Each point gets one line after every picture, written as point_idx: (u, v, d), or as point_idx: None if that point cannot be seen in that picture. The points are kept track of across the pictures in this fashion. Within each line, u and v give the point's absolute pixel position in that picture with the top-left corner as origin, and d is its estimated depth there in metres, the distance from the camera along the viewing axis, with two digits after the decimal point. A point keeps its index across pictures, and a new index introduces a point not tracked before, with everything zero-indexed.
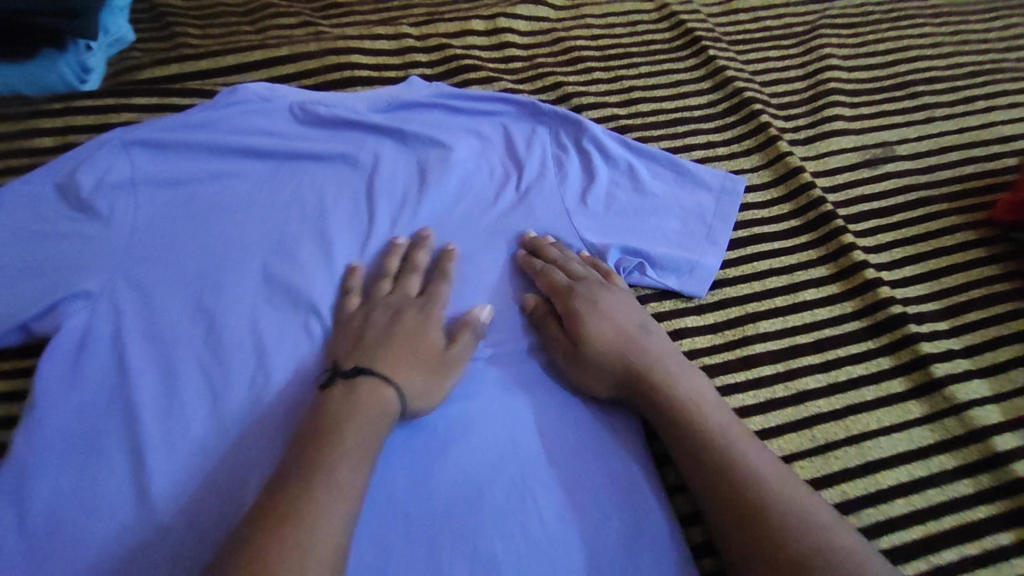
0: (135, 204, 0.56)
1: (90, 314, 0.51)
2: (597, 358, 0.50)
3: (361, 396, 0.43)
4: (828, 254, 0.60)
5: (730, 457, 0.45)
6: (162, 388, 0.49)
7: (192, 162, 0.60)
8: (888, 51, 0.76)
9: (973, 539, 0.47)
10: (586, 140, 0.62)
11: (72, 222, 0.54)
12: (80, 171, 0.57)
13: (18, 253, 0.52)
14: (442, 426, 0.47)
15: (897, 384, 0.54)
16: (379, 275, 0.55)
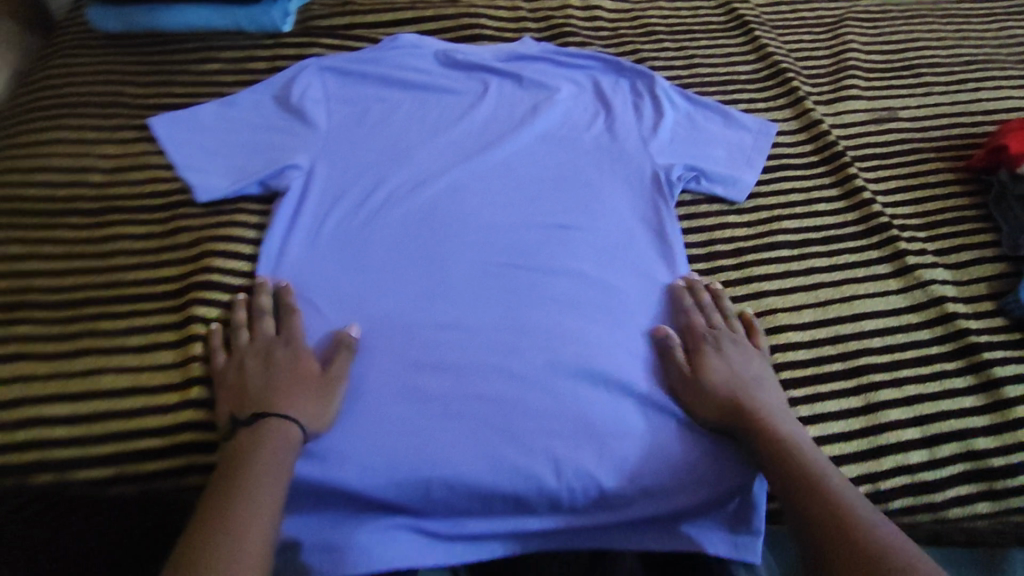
0: (329, 112, 0.76)
1: (303, 179, 0.70)
2: (715, 385, 0.58)
3: (264, 434, 0.51)
4: (838, 180, 0.77)
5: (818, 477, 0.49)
6: (358, 233, 0.68)
7: (366, 87, 0.80)
8: (901, 41, 0.95)
9: (926, 365, 0.63)
10: (658, 89, 0.81)
11: (288, 119, 0.75)
12: (289, 86, 0.78)
13: (260, 139, 0.73)
14: (559, 270, 0.66)
15: (882, 268, 0.70)
16: (504, 169, 0.74)
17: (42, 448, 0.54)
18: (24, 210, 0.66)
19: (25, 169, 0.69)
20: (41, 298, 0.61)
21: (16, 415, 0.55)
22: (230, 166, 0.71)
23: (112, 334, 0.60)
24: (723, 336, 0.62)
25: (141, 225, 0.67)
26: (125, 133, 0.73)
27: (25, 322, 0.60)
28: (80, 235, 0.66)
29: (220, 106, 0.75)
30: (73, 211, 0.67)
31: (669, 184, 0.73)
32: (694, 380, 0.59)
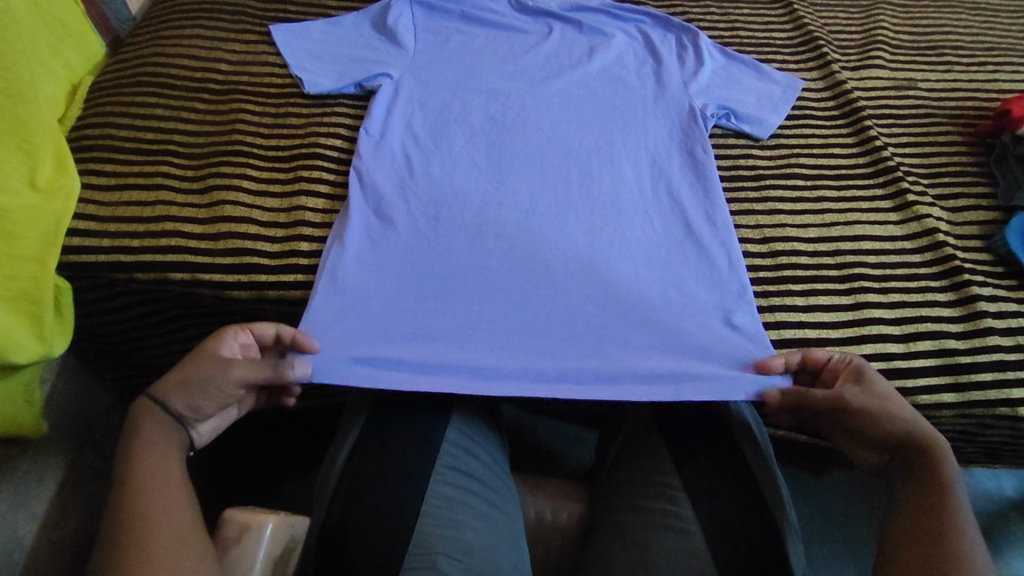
0: (416, 38, 0.89)
1: (392, 87, 0.83)
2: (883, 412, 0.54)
3: (146, 421, 0.50)
4: (855, 130, 0.87)
5: (948, 516, 0.47)
6: (436, 134, 0.80)
7: (447, 21, 0.92)
8: (929, 26, 1.03)
9: (913, 282, 0.73)
10: (701, 42, 0.92)
11: (381, 40, 0.88)
12: (384, 13, 0.91)
13: (358, 51, 0.86)
14: (603, 180, 0.78)
15: (886, 204, 0.79)
16: (562, 97, 0.86)
17: (177, 256, 0.66)
18: (167, 84, 0.81)
19: (170, 55, 0.84)
20: (178, 149, 0.74)
21: (156, 228, 0.67)
22: (330, 68, 0.84)
23: (233, 178, 0.72)
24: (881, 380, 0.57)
25: (259, 105, 0.80)
26: (249, 37, 0.88)
27: (165, 164, 0.73)
28: (209, 106, 0.79)
29: (327, 24, 0.89)
30: (206, 89, 0.81)
31: (702, 118, 0.84)
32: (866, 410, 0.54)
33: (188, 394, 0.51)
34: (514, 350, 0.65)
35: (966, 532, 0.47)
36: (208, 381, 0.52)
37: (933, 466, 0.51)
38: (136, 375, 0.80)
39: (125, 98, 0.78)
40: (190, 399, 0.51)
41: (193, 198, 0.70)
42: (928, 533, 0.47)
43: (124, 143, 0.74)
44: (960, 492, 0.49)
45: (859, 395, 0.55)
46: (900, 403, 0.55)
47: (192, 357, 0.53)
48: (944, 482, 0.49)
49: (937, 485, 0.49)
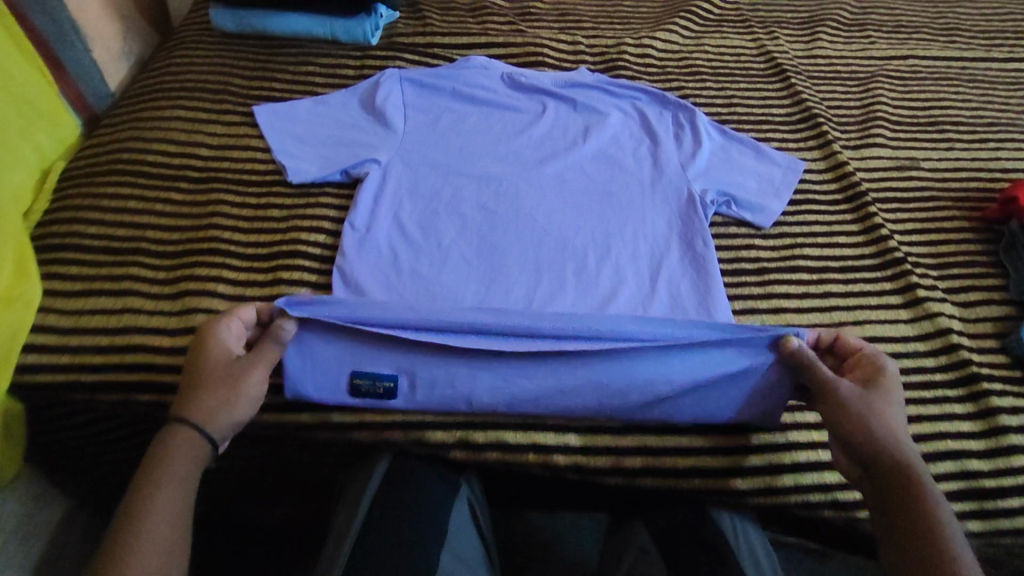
0: (406, 118, 0.86)
1: (379, 173, 0.80)
2: (872, 425, 0.53)
3: (175, 442, 0.51)
4: (860, 217, 0.84)
5: (937, 540, 0.48)
6: (424, 225, 0.76)
7: (438, 100, 0.89)
8: (928, 100, 1.01)
9: (929, 388, 0.68)
10: (698, 121, 0.90)
11: (370, 121, 0.85)
12: (374, 91, 0.88)
13: (346, 134, 0.83)
14: (599, 274, 0.74)
15: (896, 299, 0.76)
16: (558, 183, 0.83)
17: (142, 374, 0.61)
18: (143, 171, 0.77)
19: (147, 138, 0.80)
20: (149, 247, 0.70)
21: (122, 341, 0.62)
22: (317, 152, 0.80)
23: (208, 280, 0.67)
24: (887, 386, 0.57)
25: (239, 195, 0.76)
26: (231, 117, 0.84)
27: (136, 264, 0.68)
28: (186, 197, 0.75)
29: (314, 102, 0.86)
30: (183, 177, 0.77)
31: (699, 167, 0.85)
32: (851, 419, 0.54)
33: (222, 410, 0.53)
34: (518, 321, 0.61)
35: (955, 558, 0.47)
36: (234, 391, 0.54)
37: (917, 488, 0.50)
38: (97, 486, 0.74)
39: (97, 188, 0.74)
40: (229, 412, 0.54)
41: (165, 304, 0.65)
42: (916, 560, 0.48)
43: (92, 240, 0.70)
44: (946, 517, 0.49)
45: (852, 402, 0.55)
46: (892, 415, 0.54)
47: (207, 371, 0.55)
48: (931, 505, 0.49)
49: (926, 507, 0.50)
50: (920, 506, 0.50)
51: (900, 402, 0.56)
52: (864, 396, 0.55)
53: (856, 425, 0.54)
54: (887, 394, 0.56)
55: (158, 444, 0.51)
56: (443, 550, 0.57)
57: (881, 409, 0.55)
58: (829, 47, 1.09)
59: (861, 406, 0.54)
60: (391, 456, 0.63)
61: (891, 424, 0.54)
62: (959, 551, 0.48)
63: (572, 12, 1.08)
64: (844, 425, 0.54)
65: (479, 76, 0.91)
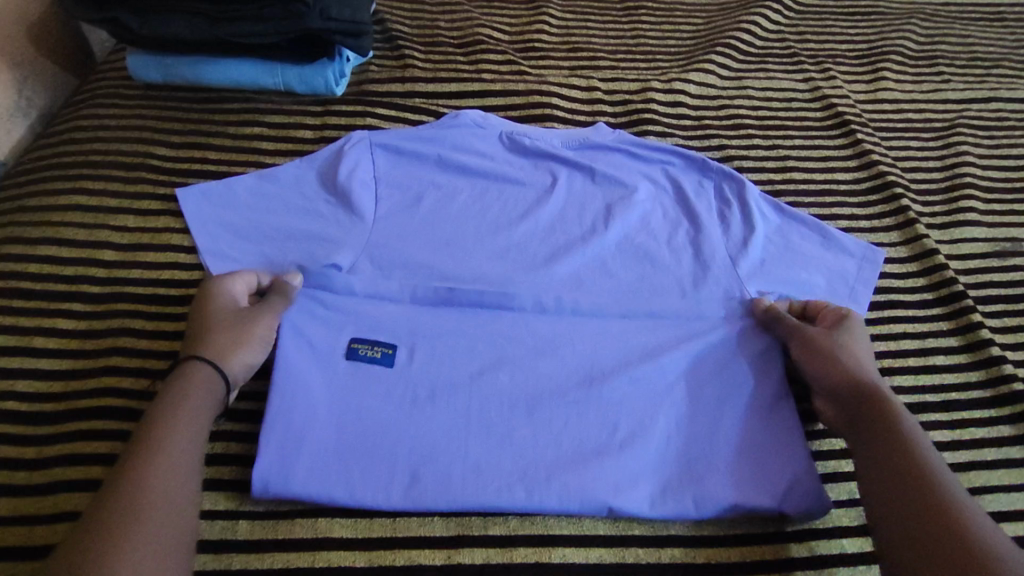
0: (378, 199, 0.66)
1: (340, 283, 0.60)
2: (838, 360, 0.54)
3: (190, 383, 0.48)
4: (956, 327, 0.67)
5: (910, 449, 0.47)
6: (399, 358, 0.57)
7: (419, 171, 0.70)
8: (1022, 157, 0.83)
9: None
10: (749, 198, 0.71)
11: (329, 205, 0.66)
12: (335, 162, 0.68)
13: (300, 225, 0.64)
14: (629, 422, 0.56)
15: (1017, 451, 0.59)
16: (574, 286, 0.64)
17: None
18: (23, 290, 0.59)
19: (35, 238, 0.62)
20: (25, 407, 0.53)
21: None
22: (261, 255, 0.62)
23: (95, 462, 0.50)
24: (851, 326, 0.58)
25: (153, 321, 0.58)
26: (147, 203, 0.66)
27: (1, 439, 0.51)
28: (75, 326, 0.58)
29: (257, 178, 0.66)
30: (77, 296, 0.59)
31: (732, 172, 0.73)
32: (821, 357, 0.55)
33: (240, 347, 0.51)
34: (526, 342, 0.59)
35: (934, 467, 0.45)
36: (251, 331, 0.53)
37: (887, 411, 0.50)
38: None
39: None
40: (245, 353, 0.52)
41: (33, 504, 0.48)
42: (896, 470, 0.46)
43: None
44: (914, 428, 0.48)
45: (818, 337, 0.56)
46: (856, 349, 0.56)
47: (220, 317, 0.53)
48: (898, 419, 0.49)
49: (898, 424, 0.48)
50: (890, 419, 0.49)
51: (867, 342, 0.57)
52: (830, 333, 0.57)
53: (825, 360, 0.55)
54: (852, 332, 0.57)
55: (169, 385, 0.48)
56: None
57: (845, 343, 0.56)
58: (896, 88, 0.90)
59: (828, 345, 0.56)
60: None
61: (856, 356, 0.55)
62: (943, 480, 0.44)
63: (584, 45, 0.89)
64: (811, 361, 0.56)
65: (472, 139, 0.72)
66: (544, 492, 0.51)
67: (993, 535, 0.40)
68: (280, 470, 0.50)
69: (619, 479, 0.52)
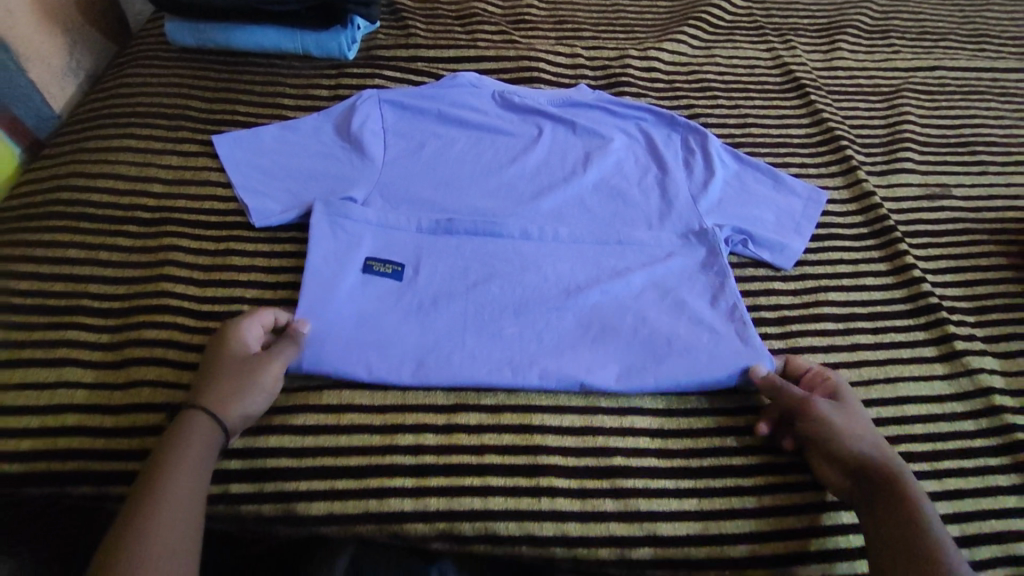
0: (386, 145, 0.76)
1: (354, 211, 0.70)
2: (843, 432, 0.56)
3: (191, 436, 0.51)
4: (887, 255, 0.77)
5: (919, 527, 0.50)
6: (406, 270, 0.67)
7: (422, 123, 0.80)
8: (958, 116, 0.93)
9: (968, 457, 0.62)
10: (709, 147, 0.81)
11: (343, 148, 0.75)
12: (349, 114, 0.78)
13: (318, 165, 0.73)
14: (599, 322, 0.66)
15: (929, 351, 0.69)
16: (555, 219, 0.74)
17: (78, 462, 0.53)
18: (85, 214, 0.68)
19: (92, 173, 0.71)
20: (89, 305, 0.62)
21: (54, 423, 0.54)
22: (282, 187, 0.71)
23: (157, 346, 0.59)
24: (842, 397, 0.60)
25: (195, 240, 0.68)
26: (186, 146, 0.75)
27: (75, 327, 0.60)
28: (135, 243, 0.67)
29: (281, 128, 0.76)
30: (132, 219, 0.68)
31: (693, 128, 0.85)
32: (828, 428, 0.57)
33: (237, 400, 0.54)
34: (513, 261, 0.69)
35: (941, 544, 0.49)
36: (250, 382, 0.55)
37: (895, 486, 0.53)
38: None
39: (34, 234, 0.66)
40: (242, 404, 0.54)
41: (106, 376, 0.57)
42: (908, 546, 0.49)
43: (28, 298, 0.62)
44: (920, 501, 0.52)
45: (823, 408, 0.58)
46: (857, 418, 0.58)
47: (225, 368, 0.55)
48: (904, 495, 0.52)
49: (907, 501, 0.52)
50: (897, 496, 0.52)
51: (860, 409, 0.60)
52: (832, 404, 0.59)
53: (830, 431, 0.56)
54: (847, 403, 0.59)
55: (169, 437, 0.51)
56: None
57: (848, 416, 0.58)
58: (850, 57, 1.00)
59: (832, 416, 0.57)
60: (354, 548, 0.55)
61: (857, 426, 0.57)
62: (953, 558, 0.48)
63: (570, 19, 0.99)
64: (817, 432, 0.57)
65: (468, 96, 0.82)
66: (529, 371, 0.61)
67: None
68: (309, 352, 0.60)
69: (590, 363, 0.63)
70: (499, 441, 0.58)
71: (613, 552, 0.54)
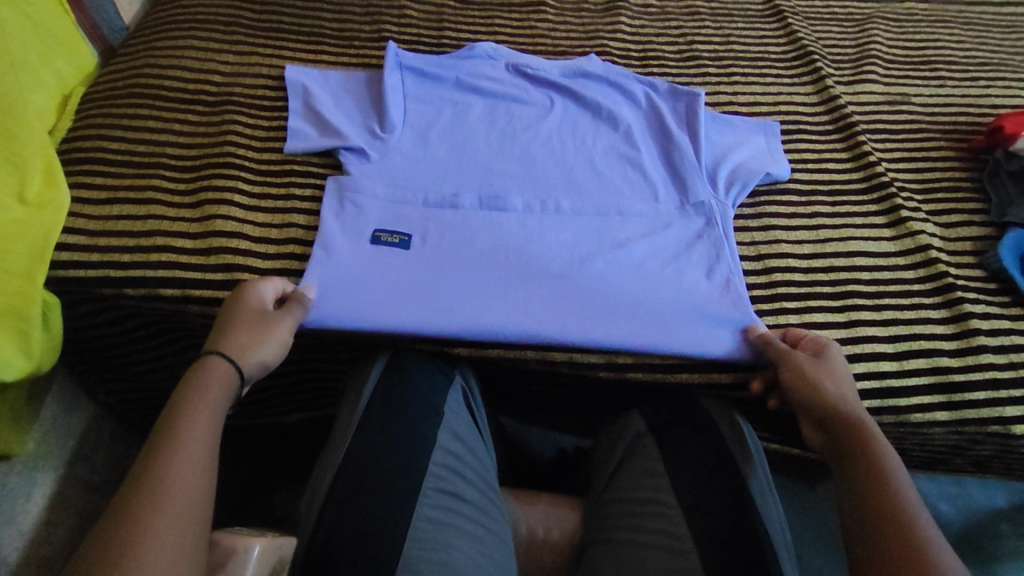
0: (405, 109, 0.80)
1: (369, 170, 0.74)
2: (823, 392, 0.57)
3: (209, 380, 0.52)
4: (847, 146, 0.87)
5: (893, 494, 0.48)
6: (418, 224, 0.70)
7: (441, 92, 0.84)
8: (922, 40, 1.03)
9: (907, 298, 0.72)
10: (702, 111, 0.85)
11: (360, 111, 0.80)
12: (369, 82, 0.83)
13: (337, 108, 0.79)
14: (601, 276, 0.68)
15: (880, 220, 0.79)
16: (565, 183, 0.77)
17: (167, 271, 0.65)
18: (160, 96, 0.80)
19: (164, 66, 0.83)
20: (167, 162, 0.73)
21: (146, 244, 0.66)
22: (325, 122, 0.77)
23: (224, 191, 0.71)
24: (834, 361, 0.60)
25: (251, 116, 0.79)
26: (241, 47, 0.87)
27: (157, 177, 0.72)
28: (201, 119, 0.78)
29: (292, 85, 0.81)
30: (198, 100, 0.80)
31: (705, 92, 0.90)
32: (809, 387, 0.58)
33: (255, 350, 0.56)
34: (520, 220, 0.72)
35: (916, 515, 0.47)
36: (267, 335, 0.57)
37: (871, 451, 0.52)
38: (122, 391, 0.79)
39: (118, 110, 0.78)
40: (259, 354, 0.56)
41: (185, 212, 0.69)
42: (877, 511, 0.48)
43: (115, 156, 0.73)
44: (898, 472, 0.50)
45: (804, 367, 0.59)
46: (841, 383, 0.58)
47: (243, 320, 0.57)
48: (879, 463, 0.51)
49: (880, 466, 0.51)
50: (873, 461, 0.51)
51: (849, 376, 0.60)
52: (816, 366, 0.59)
53: (809, 388, 0.57)
54: (835, 367, 0.60)
55: (185, 383, 0.52)
56: (441, 428, 0.60)
57: (832, 380, 0.58)
58: None
59: (813, 374, 0.58)
60: (388, 352, 0.66)
61: (838, 390, 0.57)
62: (919, 515, 0.47)
63: None
64: (799, 388, 0.58)
65: (484, 67, 0.86)
66: (532, 331, 0.63)
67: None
68: (323, 300, 0.63)
69: (591, 315, 0.65)
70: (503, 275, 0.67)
71: (602, 356, 0.65)
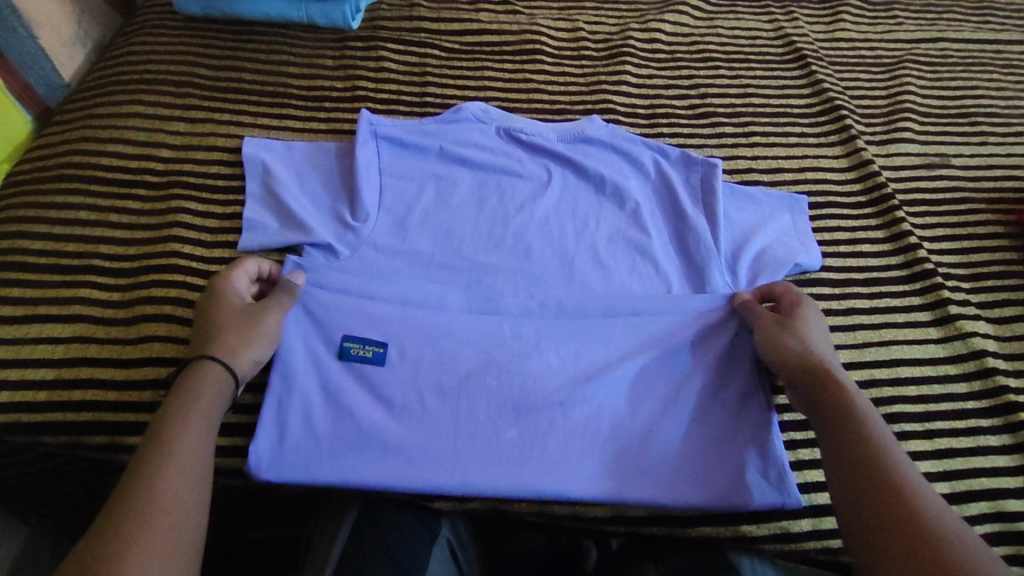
0: (379, 189, 0.70)
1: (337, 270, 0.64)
2: (792, 347, 0.57)
3: (201, 387, 0.50)
4: (883, 223, 0.77)
5: (872, 444, 0.49)
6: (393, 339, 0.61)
7: (421, 164, 0.73)
8: (959, 88, 0.93)
9: (960, 419, 0.63)
10: (717, 182, 0.73)
11: (328, 194, 0.69)
12: (339, 154, 0.72)
13: (302, 190, 0.69)
14: (606, 405, 0.59)
15: (924, 316, 0.70)
16: (564, 278, 0.67)
17: (97, 412, 0.55)
18: (96, 179, 0.69)
19: (101, 139, 0.72)
20: (102, 264, 0.63)
21: (72, 377, 0.56)
22: (288, 211, 0.66)
23: (166, 303, 0.61)
24: (805, 314, 0.60)
25: (201, 203, 0.68)
26: (194, 114, 0.76)
27: (87, 286, 0.62)
28: (144, 207, 0.68)
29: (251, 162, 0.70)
30: (141, 183, 0.69)
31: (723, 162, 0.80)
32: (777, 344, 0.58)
33: (248, 347, 0.54)
34: (512, 330, 0.62)
35: (895, 460, 0.48)
36: (257, 329, 0.55)
37: (847, 404, 0.52)
38: (58, 519, 0.70)
39: (44, 198, 0.67)
40: (252, 351, 0.54)
41: (117, 332, 0.59)
42: (860, 462, 0.48)
43: (39, 259, 0.63)
44: (873, 419, 0.51)
45: (769, 324, 0.59)
46: (809, 337, 0.58)
47: (228, 314, 0.55)
48: (856, 415, 0.51)
49: (857, 418, 0.51)
50: (851, 415, 0.51)
51: (820, 326, 0.60)
52: (781, 320, 0.59)
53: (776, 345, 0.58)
54: (802, 319, 0.59)
55: (173, 399, 0.49)
56: None
57: (798, 332, 0.58)
58: (852, 28, 0.99)
59: (778, 331, 0.58)
60: (360, 507, 0.56)
61: (806, 345, 0.57)
62: (899, 461, 0.48)
63: None
64: (767, 347, 0.58)
65: (471, 133, 0.75)
66: (526, 481, 0.55)
67: (951, 528, 0.43)
68: (281, 446, 0.55)
69: (591, 457, 0.57)
70: (493, 416, 0.58)
71: (607, 510, 0.57)
